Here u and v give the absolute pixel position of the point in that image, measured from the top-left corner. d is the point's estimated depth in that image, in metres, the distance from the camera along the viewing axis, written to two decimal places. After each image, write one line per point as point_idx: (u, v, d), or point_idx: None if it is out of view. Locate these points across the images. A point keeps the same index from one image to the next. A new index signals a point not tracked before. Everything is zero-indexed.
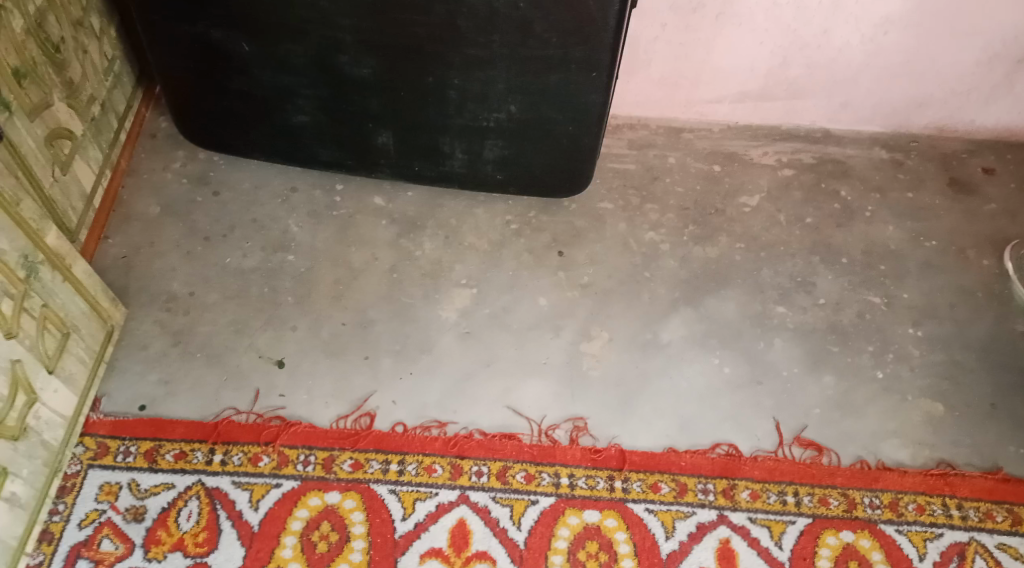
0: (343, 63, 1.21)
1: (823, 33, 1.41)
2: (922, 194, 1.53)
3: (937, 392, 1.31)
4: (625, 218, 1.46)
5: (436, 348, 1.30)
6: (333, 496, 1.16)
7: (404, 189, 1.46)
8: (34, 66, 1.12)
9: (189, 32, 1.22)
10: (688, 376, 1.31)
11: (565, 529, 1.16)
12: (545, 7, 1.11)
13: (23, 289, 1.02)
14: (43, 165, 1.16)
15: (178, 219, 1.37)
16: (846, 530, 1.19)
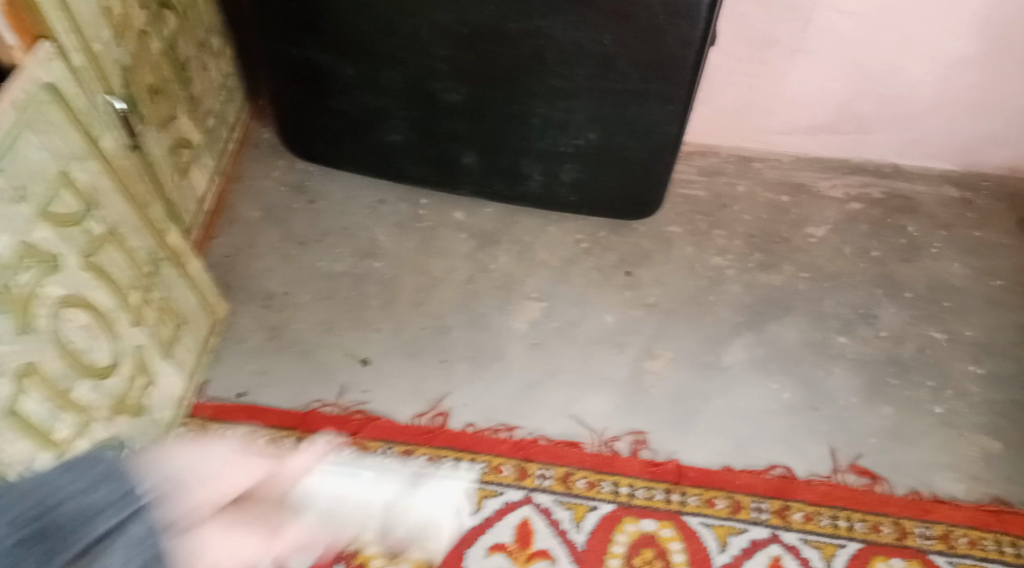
0: (437, 89, 1.30)
1: (897, 71, 1.45)
2: (990, 232, 1.55)
3: (994, 430, 1.34)
4: (693, 242, 1.52)
5: (506, 356, 1.37)
6: (408, 487, 1.24)
7: (483, 205, 1.54)
8: (165, 83, 1.24)
9: (299, 56, 1.32)
10: (748, 398, 1.36)
11: (623, 535, 1.22)
12: (628, 44, 1.18)
13: (147, 283, 1.13)
14: (168, 172, 1.27)
15: (277, 224, 1.48)
16: (896, 557, 1.22)
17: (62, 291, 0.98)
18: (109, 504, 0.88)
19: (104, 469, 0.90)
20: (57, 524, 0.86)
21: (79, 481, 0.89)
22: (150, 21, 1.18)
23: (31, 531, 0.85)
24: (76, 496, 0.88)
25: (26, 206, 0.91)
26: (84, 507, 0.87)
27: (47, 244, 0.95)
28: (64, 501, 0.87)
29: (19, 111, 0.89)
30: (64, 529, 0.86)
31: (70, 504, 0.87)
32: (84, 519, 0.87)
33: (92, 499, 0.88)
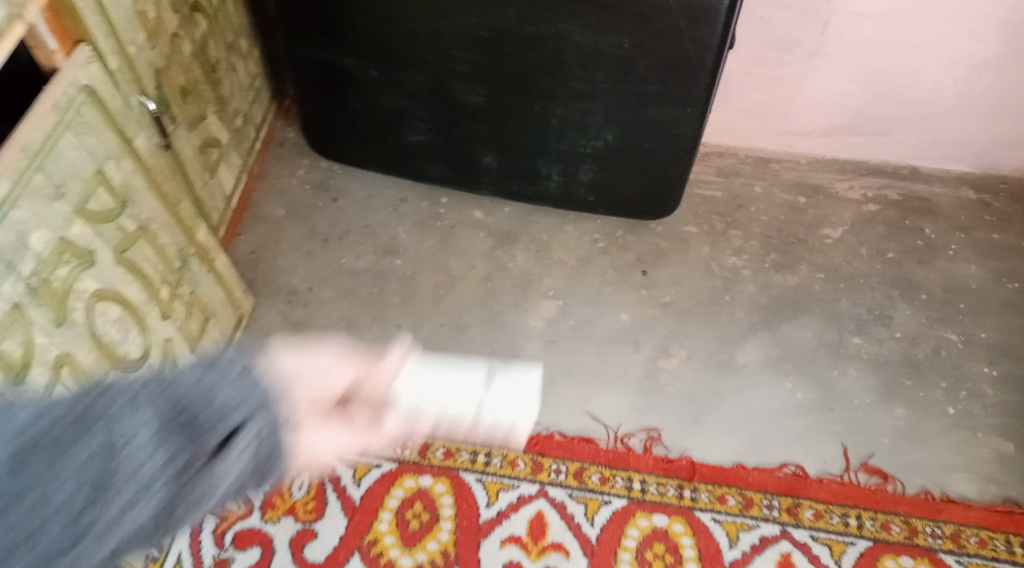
0: (459, 91, 1.33)
1: (916, 74, 1.46)
2: (1007, 235, 1.55)
3: (1008, 431, 1.35)
4: (709, 242, 1.54)
5: (524, 353, 1.40)
6: (426, 480, 1.28)
7: (502, 204, 1.57)
8: (196, 84, 1.28)
9: (325, 59, 1.35)
10: (762, 397, 1.37)
11: (635, 530, 1.24)
12: (646, 48, 1.20)
13: (177, 278, 1.17)
14: (197, 171, 1.31)
15: (301, 221, 1.52)
16: (905, 555, 1.23)
17: (97, 285, 1.02)
18: (235, 406, 0.74)
19: (249, 367, 0.76)
20: (189, 419, 0.73)
21: (200, 373, 0.74)
22: (182, 24, 1.22)
23: (171, 421, 0.72)
24: (212, 395, 0.74)
25: (65, 203, 0.95)
26: (220, 410, 0.74)
27: (84, 240, 0.99)
28: (202, 396, 0.73)
29: (61, 112, 0.93)
30: (184, 426, 0.72)
31: (191, 398, 0.73)
32: (224, 419, 0.74)
33: (228, 398, 0.74)
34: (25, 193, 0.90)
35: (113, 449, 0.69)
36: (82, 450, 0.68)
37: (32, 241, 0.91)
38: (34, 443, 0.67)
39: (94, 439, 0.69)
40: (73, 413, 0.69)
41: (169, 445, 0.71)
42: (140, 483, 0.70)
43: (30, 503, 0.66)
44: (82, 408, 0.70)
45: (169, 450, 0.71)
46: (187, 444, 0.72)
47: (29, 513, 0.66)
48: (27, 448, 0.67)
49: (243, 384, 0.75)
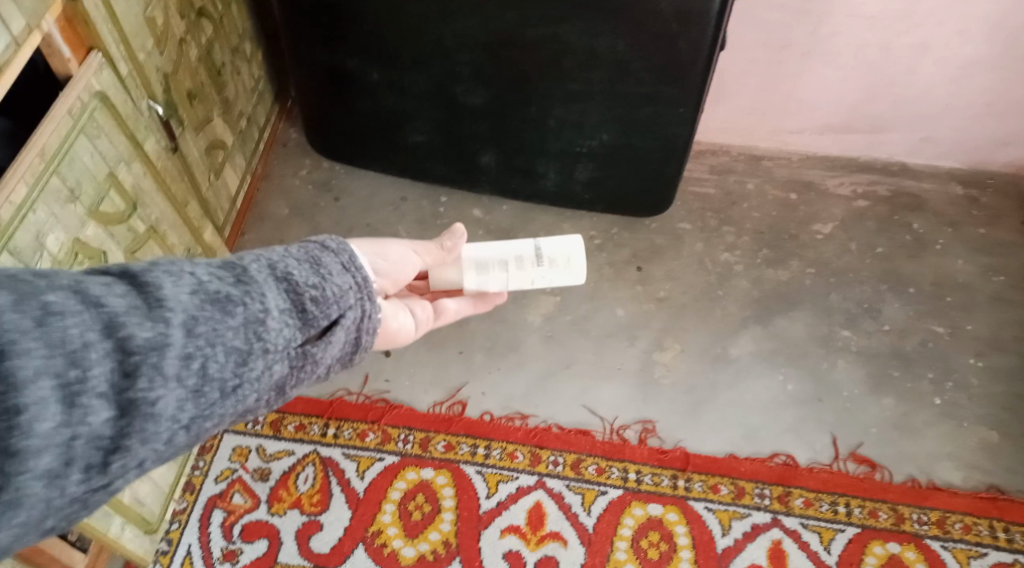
0: (458, 92, 1.37)
1: (909, 71, 1.47)
2: (995, 230, 1.59)
3: (994, 421, 1.39)
4: (703, 238, 1.57)
5: (522, 347, 1.44)
6: (427, 472, 1.32)
7: (501, 202, 1.60)
8: (202, 88, 1.32)
9: (328, 61, 1.39)
10: (754, 389, 1.41)
11: (631, 519, 1.28)
12: (641, 50, 1.23)
13: None
14: (204, 172, 1.35)
15: (304, 220, 1.56)
16: (893, 542, 1.27)
17: None
18: (343, 294, 0.78)
19: (348, 260, 0.80)
20: (304, 303, 0.75)
21: (306, 262, 0.77)
22: (189, 30, 1.25)
23: (286, 303, 0.74)
24: (321, 282, 0.77)
25: (79, 205, 0.99)
26: (328, 297, 0.77)
27: (97, 241, 1.03)
28: (314, 283, 0.76)
29: (75, 119, 0.97)
30: (300, 310, 0.75)
31: (306, 283, 0.76)
32: (332, 305, 0.77)
33: (335, 287, 0.77)
34: (42, 196, 0.93)
35: (239, 325, 0.71)
36: (212, 324, 0.69)
37: (48, 243, 0.95)
38: (172, 312, 0.68)
39: (222, 315, 0.70)
40: (202, 288, 0.70)
41: (287, 324, 0.74)
42: (260, 357, 0.72)
43: (168, 370, 0.67)
44: (209, 285, 0.70)
45: (286, 329, 0.74)
46: (302, 325, 0.75)
47: (162, 381, 0.67)
48: (166, 318, 0.67)
49: (347, 274, 0.79)
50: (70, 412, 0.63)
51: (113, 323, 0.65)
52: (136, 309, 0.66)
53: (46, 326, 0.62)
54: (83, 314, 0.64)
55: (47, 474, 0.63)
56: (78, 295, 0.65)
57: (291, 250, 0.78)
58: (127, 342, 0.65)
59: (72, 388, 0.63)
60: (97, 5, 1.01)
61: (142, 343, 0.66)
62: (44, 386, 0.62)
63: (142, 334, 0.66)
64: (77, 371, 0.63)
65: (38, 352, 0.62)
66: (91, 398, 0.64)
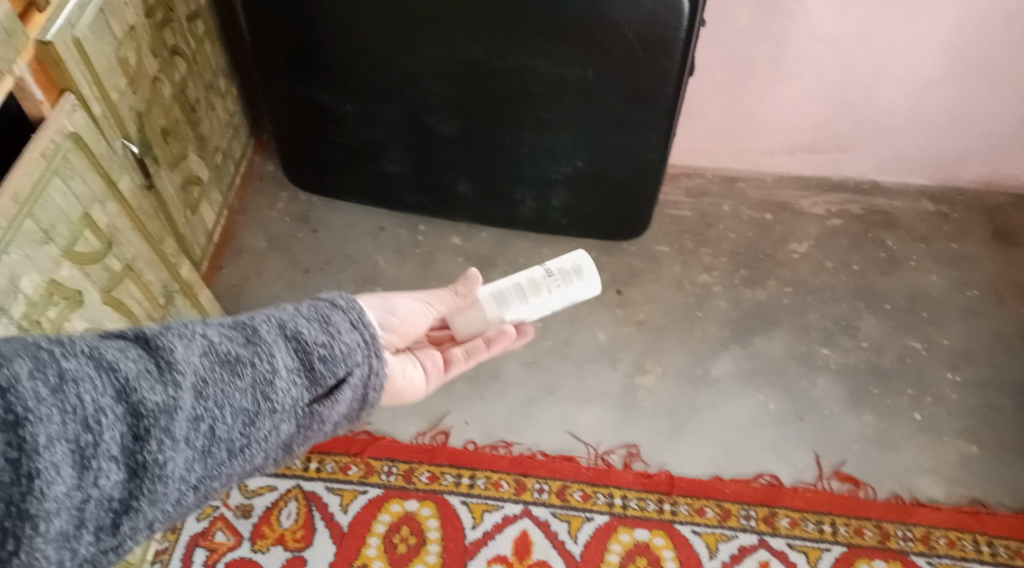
0: (431, 122, 1.37)
1: (867, 92, 1.49)
2: (966, 244, 1.61)
3: (972, 434, 1.40)
4: (680, 260, 1.59)
5: (504, 375, 1.44)
6: (412, 503, 1.31)
7: (479, 229, 1.61)
8: (177, 125, 1.31)
9: (301, 94, 1.39)
10: (735, 409, 1.42)
11: (617, 545, 1.28)
12: (608, 77, 1.24)
13: (162, 314, 1.22)
14: (179, 209, 1.35)
15: (282, 252, 1.57)
16: (878, 559, 1.28)
17: (84, 325, 1.05)
18: (351, 352, 0.80)
19: (356, 318, 0.82)
20: (313, 361, 0.78)
21: (317, 320, 0.80)
22: (162, 68, 1.25)
23: (294, 362, 0.77)
24: (330, 340, 0.79)
25: (53, 246, 0.98)
26: (337, 355, 0.79)
27: (72, 281, 1.02)
28: (323, 341, 0.78)
29: (49, 160, 0.96)
30: (308, 370, 0.77)
31: (315, 342, 0.78)
32: (339, 363, 0.79)
33: (345, 345, 0.80)
34: (17, 237, 0.92)
35: (247, 387, 0.74)
36: (221, 386, 0.72)
37: (22, 284, 0.94)
38: (182, 376, 0.70)
39: (231, 376, 0.73)
40: (212, 350, 0.73)
41: (294, 384, 0.76)
42: (267, 417, 0.75)
43: (177, 433, 0.70)
44: (219, 347, 0.73)
45: (294, 389, 0.76)
46: (310, 384, 0.77)
47: (171, 443, 0.69)
48: (176, 382, 0.70)
49: (356, 331, 0.81)
50: (82, 476, 0.65)
51: (125, 388, 0.67)
52: (147, 374, 0.69)
53: (61, 393, 0.64)
54: (96, 380, 0.66)
55: (59, 536, 0.65)
56: (93, 361, 0.67)
57: (302, 309, 0.80)
58: (138, 406, 0.67)
59: (84, 452, 0.65)
60: (69, 48, 1.01)
61: (153, 407, 0.68)
62: (58, 451, 0.64)
63: (152, 399, 0.68)
64: (90, 436, 0.65)
65: (53, 419, 0.64)
66: (103, 462, 0.66)
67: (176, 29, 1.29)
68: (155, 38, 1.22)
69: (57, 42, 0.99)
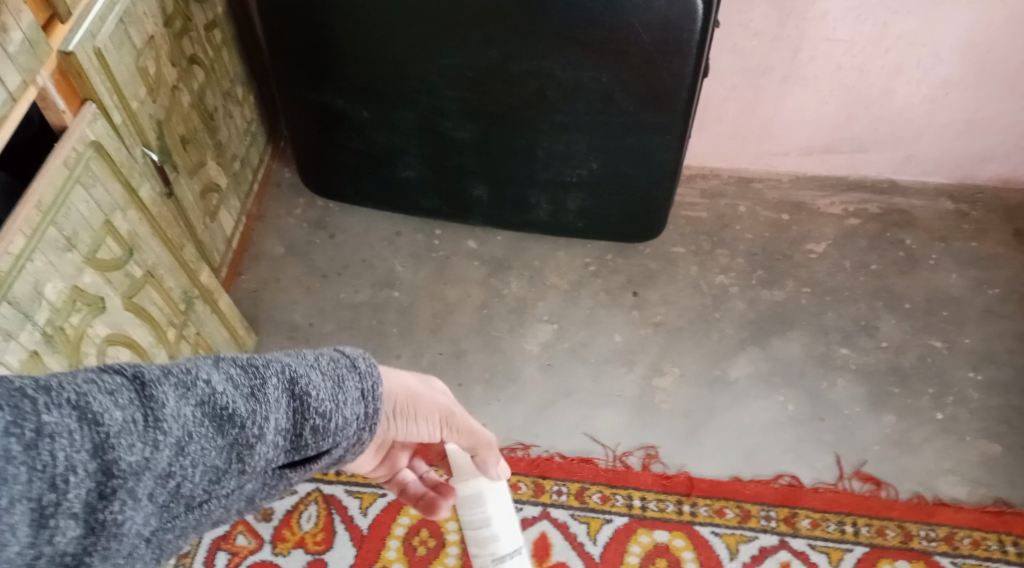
0: (447, 127, 1.38)
1: (886, 92, 1.48)
2: (986, 243, 1.60)
3: (995, 434, 1.38)
4: (697, 261, 1.58)
5: (520, 378, 1.44)
6: None
7: (494, 232, 1.62)
8: (195, 133, 1.33)
9: (317, 101, 1.40)
10: (754, 411, 1.41)
11: (637, 546, 1.28)
12: (625, 80, 1.25)
13: (183, 319, 1.23)
14: (199, 215, 1.36)
15: (299, 258, 1.58)
16: (901, 559, 1.27)
17: (107, 330, 1.06)
18: (345, 425, 0.73)
19: (370, 389, 0.75)
20: (303, 429, 0.71)
21: (329, 380, 0.73)
22: (180, 76, 1.27)
23: (286, 423, 0.70)
24: (331, 410, 0.72)
25: (75, 253, 0.99)
26: (330, 427, 0.72)
27: (94, 287, 1.03)
28: (324, 410, 0.72)
29: (71, 167, 0.97)
30: (295, 434, 0.71)
31: (317, 408, 0.71)
32: (329, 435, 0.72)
33: (342, 417, 0.73)
34: (40, 245, 0.94)
35: (227, 447, 0.68)
36: (202, 443, 0.66)
37: (46, 291, 0.96)
38: (166, 434, 0.64)
39: (216, 432, 0.67)
40: (208, 404, 0.66)
41: (275, 446, 0.70)
42: (236, 476, 0.69)
43: (141, 493, 0.64)
44: (217, 399, 0.67)
45: (272, 451, 0.70)
46: (289, 448, 0.72)
47: (133, 503, 0.64)
48: (158, 441, 0.64)
49: (361, 403, 0.74)
50: (37, 534, 0.60)
51: (104, 444, 0.61)
52: (130, 428, 0.63)
53: (35, 450, 0.59)
54: (75, 435, 0.60)
55: None
56: (76, 412, 0.61)
57: (315, 363, 0.73)
58: (112, 465, 0.62)
59: (45, 509, 0.60)
60: (90, 57, 1.03)
61: (127, 465, 0.62)
62: (17, 512, 0.58)
63: (128, 458, 0.62)
64: (54, 495, 0.60)
65: (19, 478, 0.58)
66: (63, 519, 0.60)
67: (194, 38, 1.30)
68: (174, 47, 1.24)
69: (78, 52, 1.00)
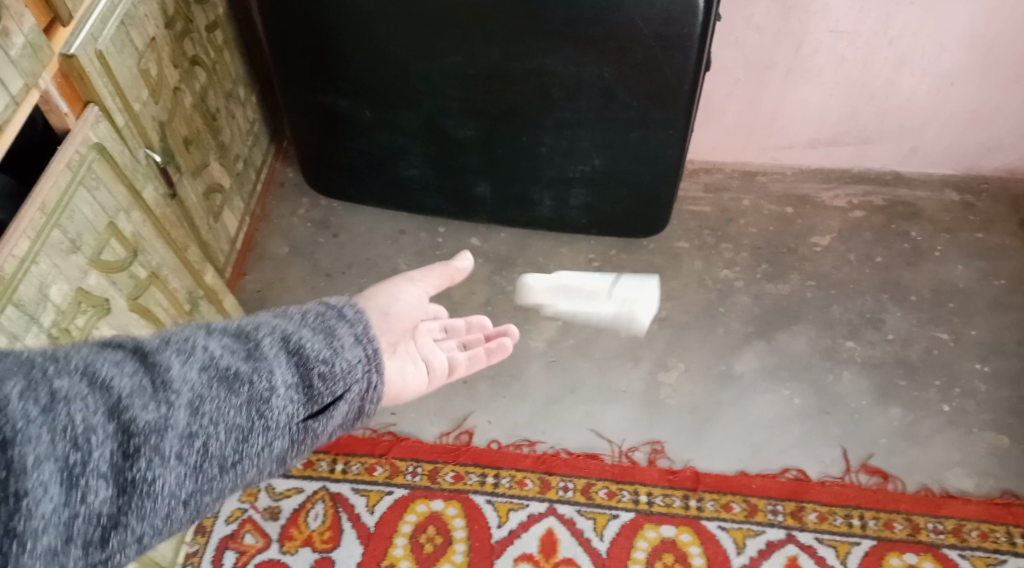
0: (449, 125, 1.38)
1: (891, 84, 1.48)
2: (992, 234, 1.59)
3: (1003, 426, 1.38)
4: (702, 256, 1.58)
5: (526, 374, 1.44)
6: (437, 503, 1.31)
7: (498, 230, 1.62)
8: (198, 134, 1.33)
9: (320, 101, 1.40)
10: (760, 405, 1.41)
11: (644, 542, 1.28)
12: (627, 76, 1.24)
13: (188, 320, 1.23)
14: (202, 216, 1.37)
15: (304, 258, 1.58)
16: (909, 552, 1.27)
17: (113, 332, 1.07)
18: (350, 368, 0.75)
19: (361, 332, 0.78)
20: (311, 377, 0.73)
21: (318, 333, 0.76)
22: (182, 78, 1.27)
23: (292, 377, 0.72)
24: (330, 356, 0.75)
25: (80, 256, 1.00)
26: (336, 372, 0.74)
27: (99, 289, 1.04)
28: (322, 357, 0.74)
29: (74, 170, 0.98)
30: (305, 385, 0.73)
31: (314, 356, 0.74)
32: (337, 380, 0.74)
33: (344, 360, 0.75)
34: (44, 248, 0.94)
35: (241, 403, 0.70)
36: (215, 402, 0.69)
37: (52, 294, 0.96)
38: (176, 394, 0.67)
39: (227, 393, 0.69)
40: (210, 365, 0.70)
41: (290, 400, 0.71)
42: (261, 434, 0.70)
43: (167, 450, 0.66)
44: (217, 361, 0.70)
45: (290, 405, 0.71)
46: (305, 400, 0.72)
47: (161, 459, 0.66)
48: (169, 400, 0.67)
49: (358, 346, 0.77)
50: (69, 492, 0.63)
51: (118, 405, 0.65)
52: (141, 390, 0.66)
53: (52, 412, 0.63)
54: (88, 398, 0.65)
55: (48, 553, 0.62)
56: (87, 380, 0.65)
57: (303, 320, 0.76)
58: (129, 424, 0.65)
59: (73, 469, 0.63)
60: (92, 60, 1.03)
61: (144, 423, 0.66)
62: (45, 469, 0.62)
63: (144, 415, 0.66)
64: (78, 453, 0.63)
65: (41, 439, 0.62)
66: (92, 478, 0.64)
67: (196, 39, 1.30)
68: (176, 48, 1.24)
69: (80, 55, 1.01)
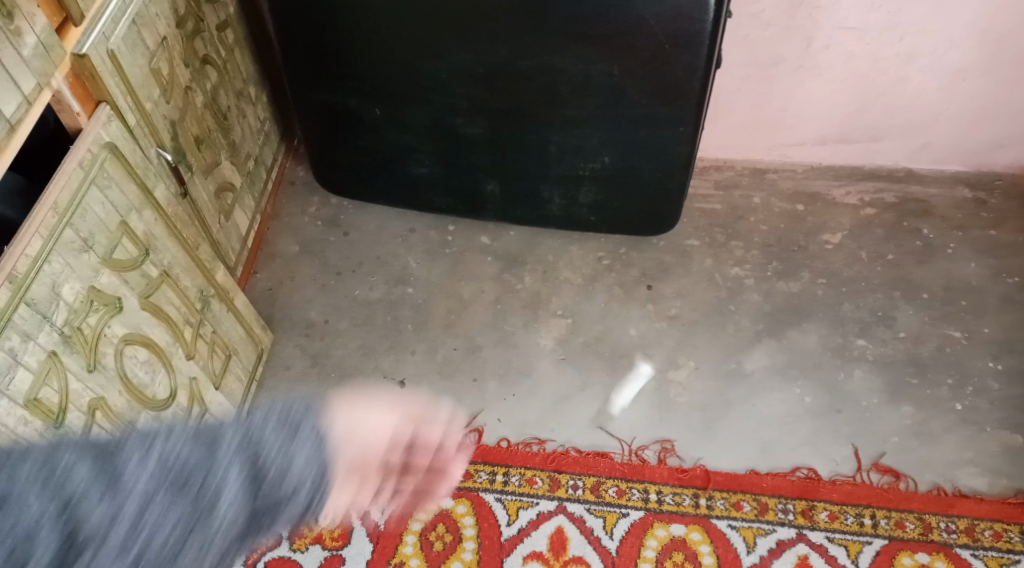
0: (458, 123, 1.38)
1: (900, 80, 1.47)
2: (1004, 231, 1.58)
3: (1015, 424, 1.37)
4: (711, 254, 1.58)
5: (535, 372, 1.44)
6: (447, 501, 1.32)
7: (508, 228, 1.62)
8: (209, 133, 1.34)
9: (330, 100, 1.41)
10: (770, 403, 1.40)
11: (653, 540, 1.28)
12: (635, 74, 1.24)
13: (199, 318, 1.23)
14: (213, 215, 1.37)
15: (314, 256, 1.58)
16: (921, 552, 1.26)
17: (124, 331, 1.08)
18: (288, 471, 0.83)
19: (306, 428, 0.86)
20: (254, 479, 0.81)
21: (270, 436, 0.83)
22: (193, 77, 1.28)
23: (236, 477, 0.81)
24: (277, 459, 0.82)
25: (92, 255, 1.00)
26: (278, 474, 0.82)
27: (111, 287, 1.04)
28: (267, 459, 0.82)
29: (86, 170, 0.98)
30: (246, 487, 0.81)
31: (261, 459, 0.81)
32: (277, 481, 0.82)
33: (286, 463, 0.83)
34: (56, 247, 0.95)
35: (188, 503, 0.79)
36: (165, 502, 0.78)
37: (64, 293, 0.97)
38: (126, 495, 0.78)
39: (175, 495, 0.78)
40: (162, 469, 0.80)
41: (230, 501, 0.81)
42: (201, 529, 0.79)
43: (112, 545, 0.77)
44: (169, 465, 0.80)
45: (228, 506, 0.81)
46: (246, 501, 0.81)
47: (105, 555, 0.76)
48: (118, 502, 0.78)
49: (307, 442, 0.86)
50: None
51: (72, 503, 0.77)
52: (95, 492, 0.77)
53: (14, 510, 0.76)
54: (47, 496, 0.77)
55: None
56: (52, 486, 0.78)
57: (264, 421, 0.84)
58: (81, 523, 0.76)
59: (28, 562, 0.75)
60: (103, 60, 1.04)
61: (94, 519, 0.77)
62: None
63: (95, 514, 0.77)
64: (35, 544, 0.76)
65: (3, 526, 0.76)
66: None
67: (206, 39, 1.31)
68: (187, 48, 1.25)
69: (92, 55, 1.01)
